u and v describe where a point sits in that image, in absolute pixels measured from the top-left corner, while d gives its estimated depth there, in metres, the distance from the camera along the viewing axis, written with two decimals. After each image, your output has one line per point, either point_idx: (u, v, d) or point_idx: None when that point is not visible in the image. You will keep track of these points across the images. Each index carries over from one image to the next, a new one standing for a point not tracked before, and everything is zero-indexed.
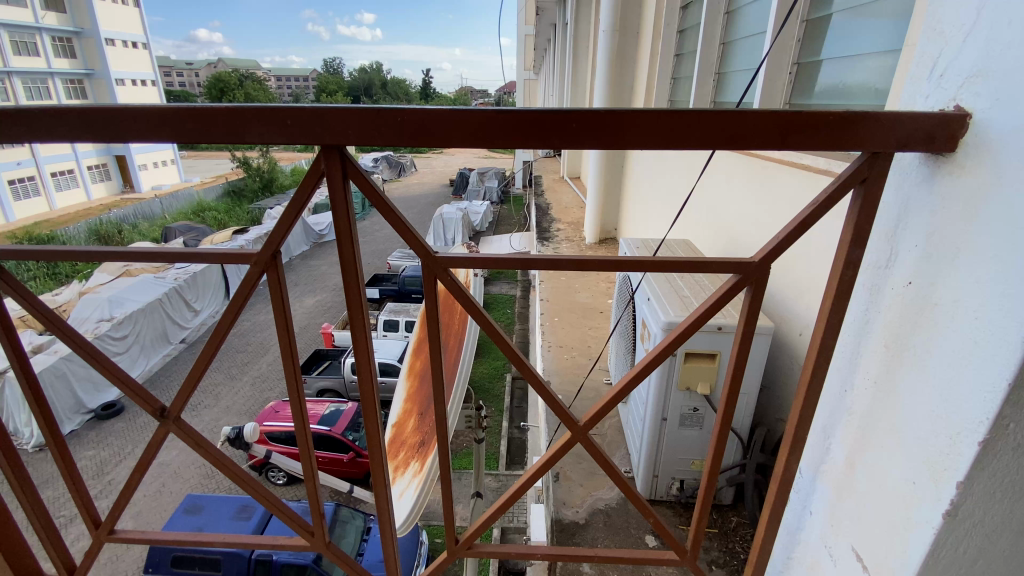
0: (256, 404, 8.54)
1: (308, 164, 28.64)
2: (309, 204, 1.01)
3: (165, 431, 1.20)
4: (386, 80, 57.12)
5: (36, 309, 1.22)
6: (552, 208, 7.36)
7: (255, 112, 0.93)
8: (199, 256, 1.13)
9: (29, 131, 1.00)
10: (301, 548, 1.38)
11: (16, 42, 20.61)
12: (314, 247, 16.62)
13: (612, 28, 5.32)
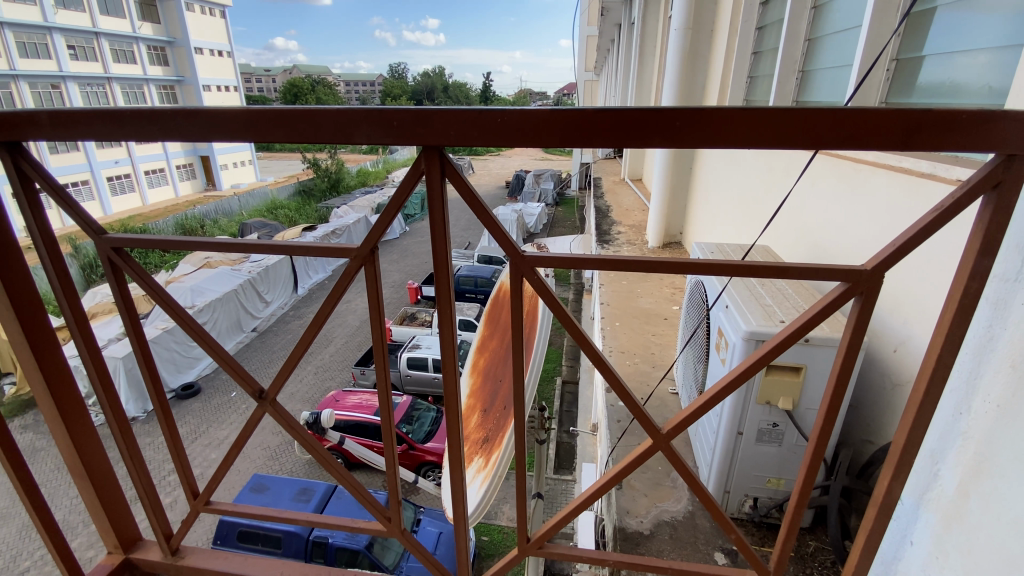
0: (318, 393, 8.97)
1: (372, 166, 29.78)
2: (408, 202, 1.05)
3: (261, 412, 1.27)
4: (448, 84, 58.47)
5: (154, 290, 1.33)
6: (612, 211, 7.25)
7: (364, 113, 0.96)
8: (296, 249, 1.19)
9: (162, 130, 1.07)
10: (378, 532, 1.43)
11: (116, 50, 22.72)
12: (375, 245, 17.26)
13: (684, 27, 5.18)
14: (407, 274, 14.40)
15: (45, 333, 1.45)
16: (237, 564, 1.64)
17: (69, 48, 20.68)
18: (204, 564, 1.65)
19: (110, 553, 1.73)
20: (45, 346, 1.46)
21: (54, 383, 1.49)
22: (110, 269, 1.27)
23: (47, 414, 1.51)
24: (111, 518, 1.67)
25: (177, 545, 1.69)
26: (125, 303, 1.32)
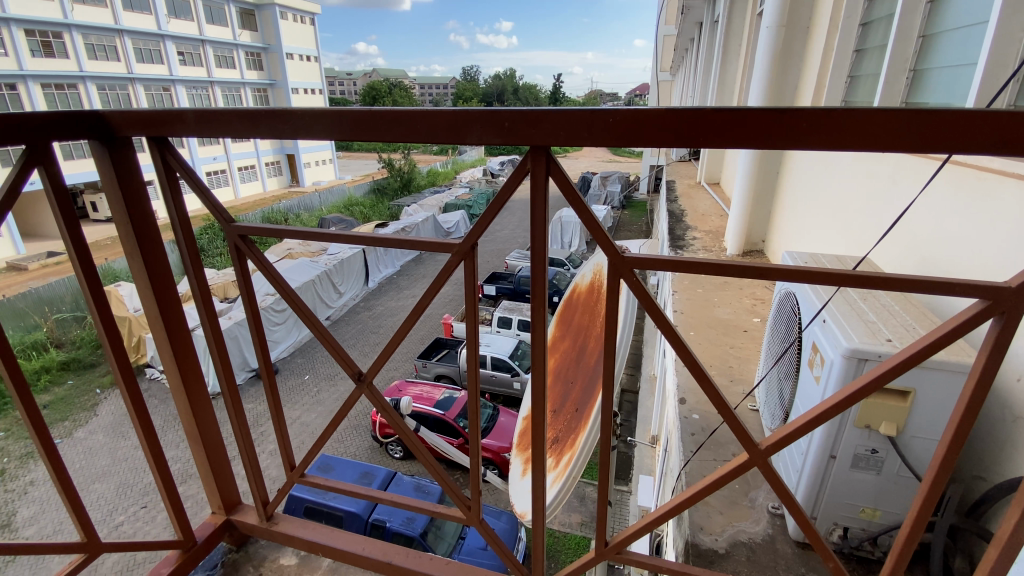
0: (382, 382, 9.40)
1: (442, 166, 30.65)
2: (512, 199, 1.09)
3: (358, 393, 1.40)
4: (518, 87, 58.96)
5: (271, 273, 1.45)
6: (687, 216, 7.00)
7: (478, 114, 1.01)
8: (407, 243, 1.27)
9: (291, 129, 1.18)
10: (457, 519, 1.48)
11: (219, 56, 24.90)
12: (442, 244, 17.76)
13: (777, 24, 4.92)
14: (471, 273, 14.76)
15: (175, 307, 1.63)
16: (321, 538, 1.76)
17: (180, 54, 22.91)
18: (296, 532, 1.79)
19: (214, 513, 1.92)
20: (176, 321, 1.63)
21: (181, 355, 1.67)
22: (236, 255, 1.40)
23: (174, 382, 1.69)
24: (218, 481, 1.84)
25: (271, 512, 1.84)
26: (246, 285, 1.46)
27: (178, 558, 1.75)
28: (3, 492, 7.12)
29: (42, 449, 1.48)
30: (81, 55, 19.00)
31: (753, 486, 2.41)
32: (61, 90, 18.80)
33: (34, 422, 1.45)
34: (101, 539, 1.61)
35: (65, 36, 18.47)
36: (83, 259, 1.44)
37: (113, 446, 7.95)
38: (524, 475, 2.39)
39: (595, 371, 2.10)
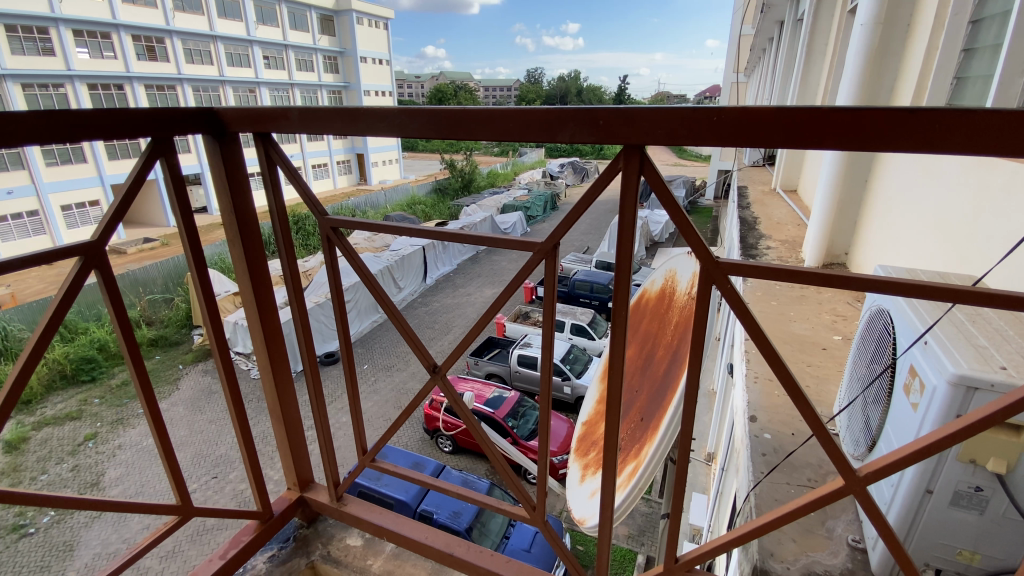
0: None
1: (503, 168, 30.99)
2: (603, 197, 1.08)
3: (433, 384, 1.54)
4: (582, 88, 58.55)
5: (357, 264, 1.53)
6: (761, 223, 6.65)
7: (573, 114, 1.01)
8: (488, 241, 1.29)
9: (386, 126, 1.22)
10: (521, 518, 1.50)
11: (300, 60, 26.53)
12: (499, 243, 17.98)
13: (874, 21, 4.56)
14: None
15: (269, 292, 1.75)
16: (388, 523, 1.83)
17: (265, 58, 24.57)
18: (363, 514, 1.87)
19: (289, 489, 2.03)
20: (268, 305, 1.75)
21: (270, 337, 1.79)
22: (327, 245, 1.50)
23: (262, 362, 1.82)
24: (295, 458, 1.94)
25: (341, 492, 1.93)
26: (333, 272, 1.56)
27: (256, 527, 1.87)
28: (96, 453, 7.92)
29: (149, 417, 1.63)
30: (180, 59, 20.77)
31: (831, 515, 2.25)
32: (162, 91, 20.63)
33: (146, 390, 1.60)
34: (192, 503, 1.74)
35: (166, 41, 20.21)
36: (192, 243, 1.58)
37: (191, 418, 8.64)
38: (582, 482, 2.36)
39: (665, 380, 2.02)
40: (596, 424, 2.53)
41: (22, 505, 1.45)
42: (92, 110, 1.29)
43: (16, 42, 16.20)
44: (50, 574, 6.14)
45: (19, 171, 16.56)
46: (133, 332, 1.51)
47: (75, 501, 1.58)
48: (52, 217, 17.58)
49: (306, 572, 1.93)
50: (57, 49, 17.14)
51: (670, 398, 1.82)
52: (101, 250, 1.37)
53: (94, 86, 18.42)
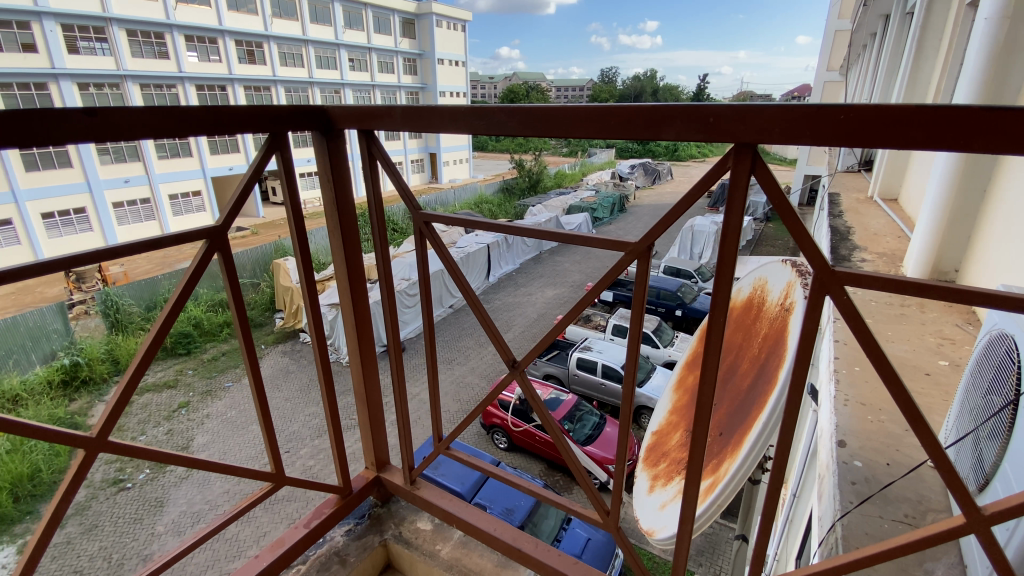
0: (494, 373, 9.76)
1: (571, 169, 30.83)
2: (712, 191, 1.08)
3: (512, 378, 1.58)
4: (658, 88, 56.95)
5: (445, 257, 1.60)
6: (854, 234, 6.14)
7: (680, 111, 0.99)
8: (578, 238, 1.30)
9: (483, 124, 1.26)
10: (595, 522, 1.53)
11: (382, 62, 27.85)
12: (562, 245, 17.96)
13: (1001, 12, 4.04)
14: (588, 278, 14.95)
15: (360, 278, 1.86)
16: (458, 511, 1.90)
17: (350, 60, 25.98)
18: (435, 500, 1.95)
19: (367, 469, 2.14)
20: (359, 289, 1.87)
21: (360, 320, 1.91)
22: (419, 237, 1.59)
23: (352, 345, 1.95)
24: (374, 439, 2.06)
25: (415, 477, 2.03)
26: (423, 262, 1.65)
27: (336, 501, 1.98)
28: (188, 420, 8.76)
29: (253, 389, 1.78)
30: (275, 62, 22.46)
31: (930, 557, 2.04)
32: (258, 92, 22.36)
33: (252, 365, 1.75)
34: (285, 473, 1.87)
35: (264, 46, 21.93)
36: (298, 229, 1.71)
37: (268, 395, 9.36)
38: (651, 492, 2.30)
39: (750, 394, 1.91)
40: (669, 435, 2.47)
41: (144, 458, 1.63)
42: (197, 107, 1.36)
43: (137, 47, 18.08)
44: (143, 526, 6.86)
45: (136, 163, 18.52)
46: (246, 311, 1.66)
47: (184, 459, 1.75)
48: (161, 205, 19.58)
49: (379, 549, 2.02)
50: (171, 53, 18.97)
51: (758, 413, 1.72)
52: (223, 235, 1.51)
53: (201, 87, 20.25)
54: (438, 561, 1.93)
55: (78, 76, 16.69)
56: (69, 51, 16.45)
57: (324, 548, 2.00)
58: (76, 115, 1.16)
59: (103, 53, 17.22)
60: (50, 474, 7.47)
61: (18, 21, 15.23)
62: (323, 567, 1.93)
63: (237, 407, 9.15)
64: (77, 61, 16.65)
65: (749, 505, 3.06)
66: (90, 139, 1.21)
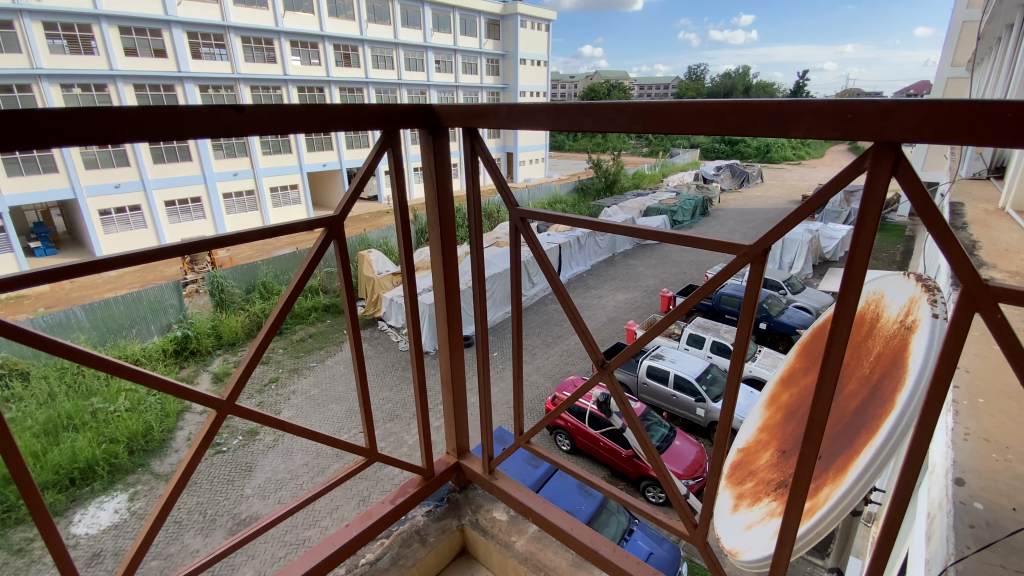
0: (560, 373, 9.72)
1: (650, 171, 29.92)
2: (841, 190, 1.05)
3: (601, 378, 1.58)
4: (750, 87, 53.80)
5: (538, 253, 1.64)
6: (979, 248, 5.45)
7: (811, 108, 0.98)
8: (686, 240, 1.33)
9: (592, 121, 1.32)
10: (682, 534, 1.59)
11: (466, 63, 28.60)
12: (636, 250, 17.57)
13: None
14: (663, 283, 14.48)
15: (453, 269, 1.95)
16: (535, 505, 1.95)
17: (436, 62, 26.94)
18: (513, 492, 2.01)
19: (448, 455, 2.24)
20: (452, 280, 1.96)
21: (451, 310, 2.00)
22: (514, 231, 1.62)
23: (442, 334, 2.05)
24: (456, 427, 2.15)
25: (494, 467, 2.10)
26: (516, 257, 1.70)
27: (419, 482, 2.08)
28: (276, 394, 9.54)
29: (355, 365, 1.92)
30: (368, 65, 23.81)
31: None
32: (351, 93, 23.81)
33: (356, 345, 1.89)
34: (376, 450, 1.99)
35: (359, 49, 23.32)
36: (403, 221, 1.82)
37: (347, 377, 10.15)
38: (733, 512, 2.19)
39: (857, 417, 1.77)
40: (757, 454, 2.34)
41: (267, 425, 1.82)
42: (299, 105, 1.46)
43: (250, 52, 19.90)
44: (234, 487, 7.57)
45: (243, 158, 20.39)
46: (354, 295, 1.79)
47: (293, 428, 1.92)
48: (263, 197, 21.38)
49: (456, 533, 2.10)
50: (278, 57, 20.70)
51: (867, 436, 1.59)
52: (340, 224, 1.63)
53: (302, 88, 21.93)
54: (514, 553, 1.96)
55: (199, 79, 18.66)
56: (193, 56, 18.42)
57: (406, 526, 2.10)
58: (200, 113, 1.29)
59: (221, 58, 19.11)
60: (160, 433, 8.45)
61: (152, 29, 17.27)
62: (404, 543, 2.03)
63: (319, 386, 9.84)
64: (199, 65, 18.61)
65: (844, 540, 2.82)
66: (206, 135, 1.34)
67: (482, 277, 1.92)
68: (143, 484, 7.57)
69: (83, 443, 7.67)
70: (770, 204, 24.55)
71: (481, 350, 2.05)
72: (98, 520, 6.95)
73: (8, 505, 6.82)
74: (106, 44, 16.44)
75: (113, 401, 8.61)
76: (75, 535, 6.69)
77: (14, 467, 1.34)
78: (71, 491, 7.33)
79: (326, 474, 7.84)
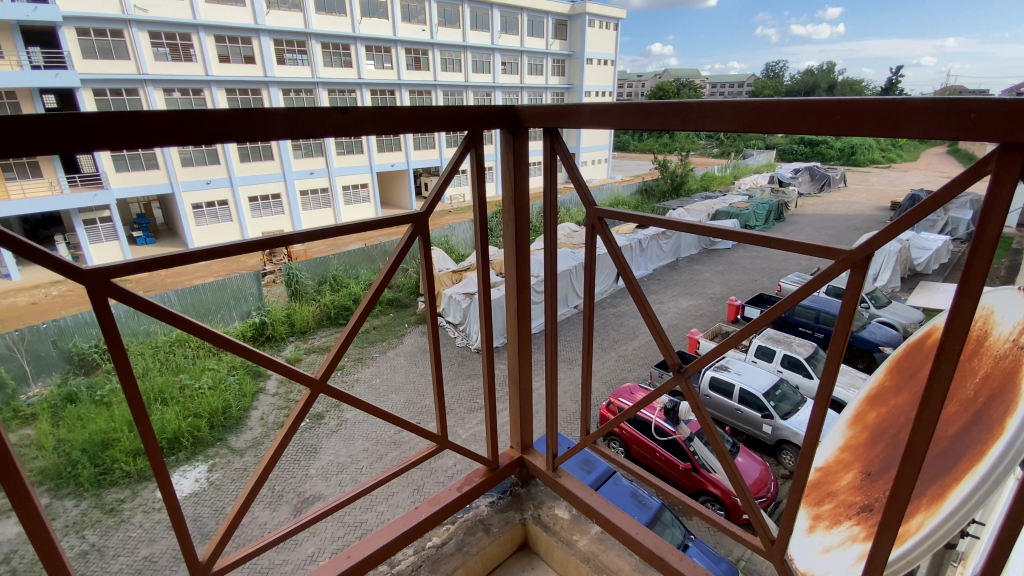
0: (616, 379, 9.55)
1: (720, 173, 28.67)
2: (956, 197, 1.01)
3: (677, 383, 1.59)
4: (834, 84, 50.27)
5: (615, 252, 1.65)
6: None
7: (928, 105, 0.95)
8: (779, 242, 1.34)
9: (684, 119, 1.35)
10: (758, 549, 1.60)
11: (532, 64, 28.71)
12: (700, 256, 16.91)
13: None
14: (730, 291, 13.86)
15: (525, 267, 1.99)
16: (599, 507, 2.00)
17: (503, 63, 27.24)
18: (575, 491, 2.07)
19: (512, 450, 2.28)
20: (524, 277, 2.00)
21: (521, 307, 2.04)
22: (590, 230, 1.64)
23: (512, 330, 2.10)
24: (522, 423, 2.20)
25: (557, 465, 2.14)
26: (591, 255, 1.71)
27: (485, 473, 2.14)
28: (341, 382, 10.06)
29: (431, 355, 2.00)
30: (437, 68, 24.51)
31: None
32: (420, 95, 24.57)
33: (433, 336, 1.98)
34: (447, 438, 2.06)
35: (429, 53, 24.06)
36: (481, 218, 1.88)
37: (407, 368, 10.51)
38: (809, 533, 2.07)
39: (958, 443, 1.63)
40: (837, 474, 2.21)
41: (355, 407, 1.95)
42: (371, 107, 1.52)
43: (329, 57, 21.07)
44: (299, 467, 8.06)
45: (320, 158, 21.63)
46: (435, 289, 1.89)
47: (375, 410, 2.02)
48: (335, 195, 22.54)
49: (518, 526, 2.13)
50: (354, 62, 21.77)
51: (969, 464, 1.46)
52: (424, 221, 1.71)
53: (375, 91, 22.94)
54: (576, 551, 1.96)
55: (283, 83, 19.98)
56: (278, 62, 19.77)
57: (470, 514, 2.17)
58: (285, 115, 1.40)
59: (303, 63, 20.37)
60: (237, 411, 9.15)
61: (243, 37, 18.70)
62: (469, 531, 2.09)
63: (381, 375, 10.27)
64: (283, 70, 19.94)
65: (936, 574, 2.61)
66: (289, 136, 1.44)
67: (555, 275, 1.95)
68: (221, 457, 8.23)
69: (172, 415, 8.44)
70: (853, 210, 22.80)
71: (550, 346, 2.09)
72: (182, 487, 7.62)
73: (106, 467, 7.64)
74: (203, 52, 17.93)
75: (198, 379, 9.44)
76: (162, 498, 7.37)
77: (143, 429, 1.52)
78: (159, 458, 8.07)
79: (384, 461, 8.17)
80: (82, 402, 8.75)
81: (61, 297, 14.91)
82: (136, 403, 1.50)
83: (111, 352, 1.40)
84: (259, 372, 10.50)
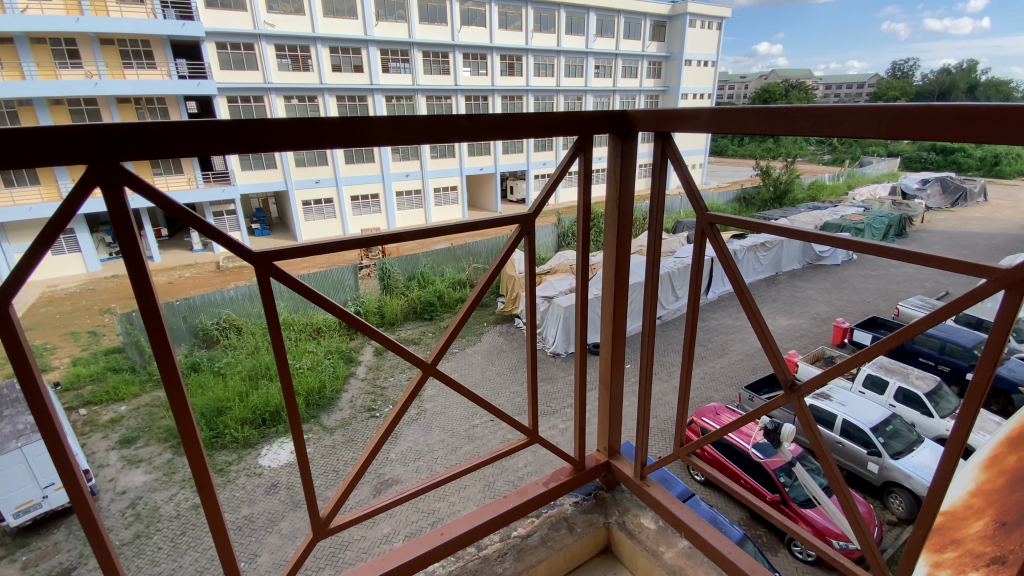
0: (700, 398, 9.09)
1: (830, 181, 26.23)
2: None
3: (788, 400, 1.53)
4: (979, 84, 44.02)
5: (726, 259, 1.61)
6: None
7: None
8: (920, 257, 1.24)
9: (812, 125, 1.28)
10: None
11: (628, 67, 28.08)
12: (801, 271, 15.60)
13: None
14: (836, 312, 12.67)
15: (624, 270, 1.98)
16: (689, 518, 1.95)
17: (596, 67, 26.95)
18: (664, 501, 2.04)
19: (599, 453, 2.30)
20: (623, 281, 1.99)
21: (617, 310, 2.04)
22: (699, 235, 1.61)
23: (606, 331, 2.09)
24: (610, 427, 2.20)
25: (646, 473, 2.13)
26: (699, 261, 1.68)
27: (571, 472, 2.18)
28: None
29: (528, 352, 2.06)
30: (530, 73, 24.88)
31: None
32: (511, 100, 25.09)
33: (530, 334, 2.04)
34: (537, 432, 2.11)
35: (523, 59, 24.48)
36: (585, 222, 1.91)
37: (485, 367, 10.79)
38: None
39: None
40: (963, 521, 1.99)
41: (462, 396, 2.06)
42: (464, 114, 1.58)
43: (429, 65, 22.17)
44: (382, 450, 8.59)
45: (415, 160, 22.85)
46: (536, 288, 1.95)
47: (474, 399, 2.13)
48: (428, 196, 23.65)
49: (602, 529, 2.13)
50: (452, 69, 22.75)
51: None
52: (531, 221, 1.78)
53: (470, 97, 23.76)
54: (662, 562, 1.93)
55: (387, 90, 21.33)
56: (383, 71, 21.14)
57: (554, 510, 2.20)
58: (386, 122, 1.47)
59: (405, 71, 21.62)
60: (331, 391, 9.91)
61: (354, 48, 20.26)
62: (553, 526, 2.13)
63: (460, 371, 10.63)
64: (388, 78, 21.29)
65: None
66: (391, 141, 1.51)
67: (656, 279, 1.93)
68: (313, 433, 8.97)
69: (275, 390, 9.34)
70: (995, 228, 19.83)
71: (645, 350, 2.06)
72: (279, 456, 8.40)
73: (219, 431, 8.65)
74: (319, 62, 19.70)
75: (299, 360, 10.40)
76: (262, 465, 8.18)
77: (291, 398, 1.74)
78: (262, 428, 8.93)
79: (458, 454, 8.45)
80: (203, 372, 9.99)
81: (192, 278, 17.04)
82: (284, 372, 1.71)
83: (268, 325, 1.61)
84: (351, 357, 11.32)
